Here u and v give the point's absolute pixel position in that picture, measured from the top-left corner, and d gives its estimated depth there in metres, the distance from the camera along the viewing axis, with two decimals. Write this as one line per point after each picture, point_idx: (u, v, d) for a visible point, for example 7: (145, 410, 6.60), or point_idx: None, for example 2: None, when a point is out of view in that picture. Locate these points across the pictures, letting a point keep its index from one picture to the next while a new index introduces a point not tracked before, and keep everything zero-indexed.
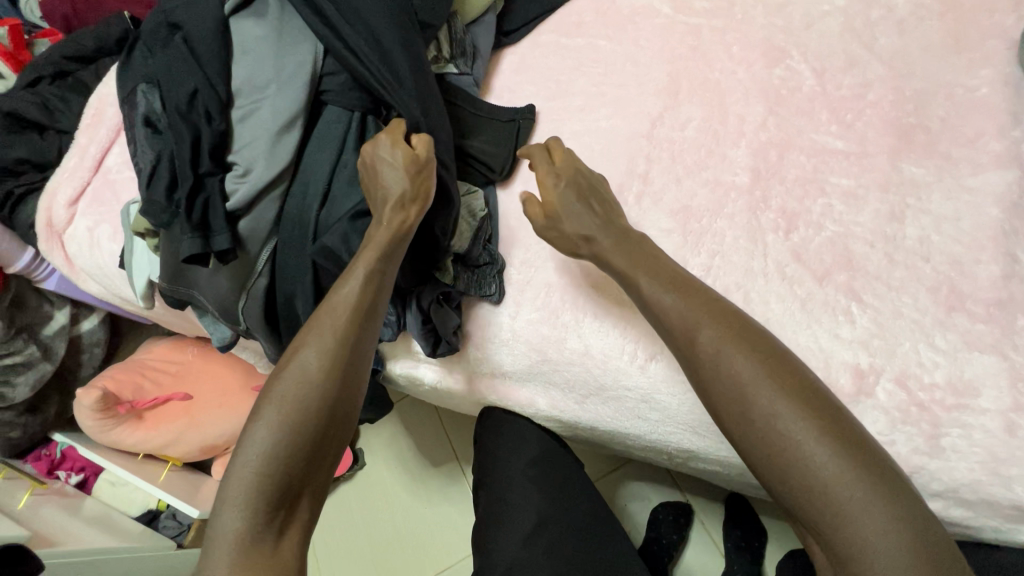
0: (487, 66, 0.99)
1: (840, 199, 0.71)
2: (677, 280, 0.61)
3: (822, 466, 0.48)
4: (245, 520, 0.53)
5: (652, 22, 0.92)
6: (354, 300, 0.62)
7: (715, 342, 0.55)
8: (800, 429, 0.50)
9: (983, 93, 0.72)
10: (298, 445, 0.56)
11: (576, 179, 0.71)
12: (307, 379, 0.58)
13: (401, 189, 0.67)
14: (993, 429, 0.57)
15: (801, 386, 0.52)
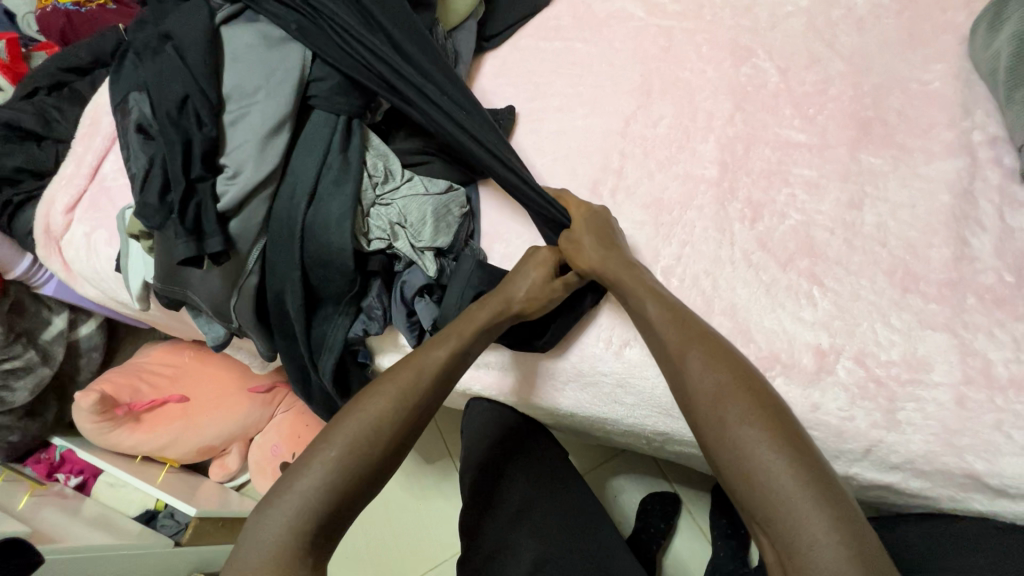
0: (469, 71, 1.02)
1: (803, 189, 0.74)
2: (670, 306, 0.65)
3: (777, 473, 0.50)
4: (287, 540, 0.54)
5: (627, 25, 0.96)
6: (438, 367, 0.65)
7: (697, 360, 0.58)
8: (758, 438, 0.52)
9: (936, 86, 0.75)
10: (354, 475, 0.58)
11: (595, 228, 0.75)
12: (383, 424, 0.60)
13: (526, 292, 0.72)
14: (944, 402, 0.60)
15: (767, 398, 0.55)
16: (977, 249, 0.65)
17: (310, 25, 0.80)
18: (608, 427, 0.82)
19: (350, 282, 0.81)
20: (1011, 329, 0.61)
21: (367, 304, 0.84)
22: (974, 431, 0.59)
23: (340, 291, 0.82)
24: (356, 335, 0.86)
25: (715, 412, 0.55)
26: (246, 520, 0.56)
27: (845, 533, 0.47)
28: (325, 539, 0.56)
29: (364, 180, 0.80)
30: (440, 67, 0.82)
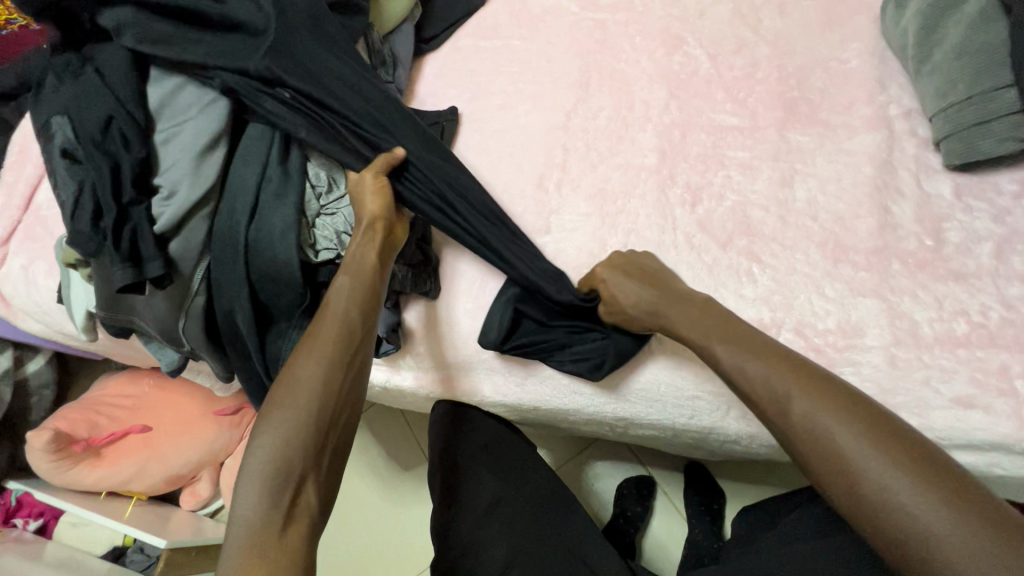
0: (410, 74, 1.02)
1: (737, 170, 0.77)
2: (754, 346, 0.58)
3: (940, 526, 0.43)
4: (254, 505, 0.54)
5: (563, 20, 0.98)
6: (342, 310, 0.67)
7: (809, 407, 0.51)
8: (919, 506, 0.44)
9: (854, 64, 0.79)
10: (302, 429, 0.58)
11: (643, 270, 0.71)
12: (303, 374, 0.61)
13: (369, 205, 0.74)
14: (878, 363, 0.63)
15: (891, 434, 0.49)
16: (899, 216, 0.68)
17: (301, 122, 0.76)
18: (572, 418, 0.83)
19: (299, 295, 0.80)
20: (934, 290, 0.64)
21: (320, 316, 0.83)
22: (907, 390, 0.62)
23: (291, 304, 0.81)
24: None
25: (836, 460, 0.48)
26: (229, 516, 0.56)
27: None
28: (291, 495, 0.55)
29: (306, 190, 0.79)
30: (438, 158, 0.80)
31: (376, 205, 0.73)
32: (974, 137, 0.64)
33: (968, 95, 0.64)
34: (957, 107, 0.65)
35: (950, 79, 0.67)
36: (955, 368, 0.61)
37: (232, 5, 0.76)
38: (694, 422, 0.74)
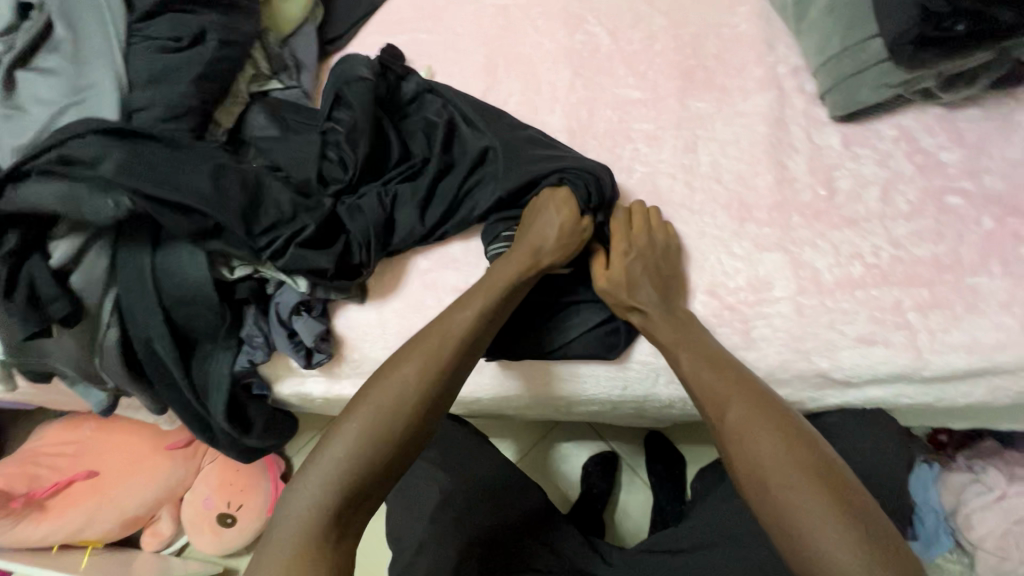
0: (317, 77, 1.00)
1: (644, 142, 0.78)
2: (713, 358, 0.62)
3: (833, 549, 0.48)
4: (314, 510, 0.54)
5: (466, 9, 0.97)
6: (461, 332, 0.64)
7: (739, 416, 0.57)
8: (810, 509, 0.50)
9: (743, 28, 0.81)
10: (388, 445, 0.58)
11: (653, 264, 0.68)
12: (410, 388, 0.60)
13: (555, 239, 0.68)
14: (786, 313, 0.66)
15: (818, 462, 0.53)
16: (794, 170, 0.71)
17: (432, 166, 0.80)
18: (515, 404, 0.83)
19: (218, 315, 0.77)
20: (830, 237, 0.67)
21: (245, 334, 0.80)
22: (815, 335, 0.65)
23: (212, 326, 0.78)
24: (243, 368, 0.82)
25: (761, 474, 0.53)
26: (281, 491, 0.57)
27: None
28: (352, 509, 0.55)
29: None
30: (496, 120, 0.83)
31: (556, 240, 0.69)
32: (852, 87, 0.68)
33: (842, 49, 0.67)
34: (834, 60, 0.68)
35: (825, 34, 0.69)
36: (855, 309, 0.64)
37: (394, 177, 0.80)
38: (629, 391, 0.75)
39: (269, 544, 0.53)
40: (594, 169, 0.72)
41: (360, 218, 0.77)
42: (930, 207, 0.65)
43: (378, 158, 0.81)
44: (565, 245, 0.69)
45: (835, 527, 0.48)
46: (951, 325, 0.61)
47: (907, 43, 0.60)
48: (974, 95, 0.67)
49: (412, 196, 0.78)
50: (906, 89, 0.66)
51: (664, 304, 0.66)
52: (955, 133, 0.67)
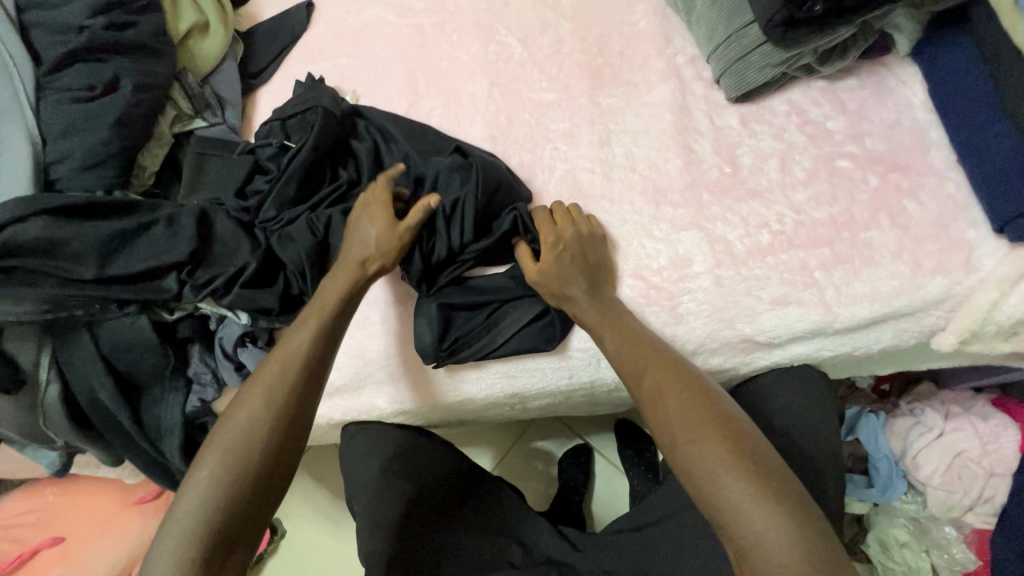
0: (243, 110, 1.01)
1: (562, 141, 0.82)
2: (631, 333, 0.66)
3: (732, 493, 0.53)
4: (184, 550, 0.54)
5: (384, 32, 1.01)
6: (305, 354, 0.65)
7: (655, 382, 0.62)
8: (710, 456, 0.55)
9: (642, 25, 0.86)
10: (248, 475, 0.58)
11: (582, 255, 0.70)
12: (259, 418, 0.60)
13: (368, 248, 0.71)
14: (707, 286, 0.70)
15: (722, 420, 0.58)
16: (701, 152, 0.75)
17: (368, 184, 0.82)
18: (471, 407, 0.85)
19: (161, 357, 0.77)
20: (739, 211, 0.71)
21: (193, 373, 0.80)
22: (736, 303, 0.69)
23: (156, 368, 0.78)
24: (195, 408, 0.81)
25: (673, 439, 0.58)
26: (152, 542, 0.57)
27: (794, 536, 0.50)
28: (229, 543, 0.56)
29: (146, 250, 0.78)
30: (421, 133, 0.86)
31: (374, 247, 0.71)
32: (740, 70, 0.72)
33: (726, 37, 0.72)
34: (722, 47, 0.73)
35: (711, 24, 0.74)
36: (767, 275, 0.68)
37: (331, 202, 0.81)
38: (576, 379, 0.78)
39: None
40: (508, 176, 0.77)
41: (295, 239, 0.77)
42: (823, 172, 0.70)
43: (311, 182, 0.81)
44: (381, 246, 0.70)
45: (735, 480, 0.53)
46: (852, 278, 0.65)
47: (777, 27, 0.65)
48: (849, 67, 0.73)
49: (344, 219, 0.78)
50: (787, 67, 0.71)
51: (594, 298, 0.68)
52: (838, 102, 0.72)
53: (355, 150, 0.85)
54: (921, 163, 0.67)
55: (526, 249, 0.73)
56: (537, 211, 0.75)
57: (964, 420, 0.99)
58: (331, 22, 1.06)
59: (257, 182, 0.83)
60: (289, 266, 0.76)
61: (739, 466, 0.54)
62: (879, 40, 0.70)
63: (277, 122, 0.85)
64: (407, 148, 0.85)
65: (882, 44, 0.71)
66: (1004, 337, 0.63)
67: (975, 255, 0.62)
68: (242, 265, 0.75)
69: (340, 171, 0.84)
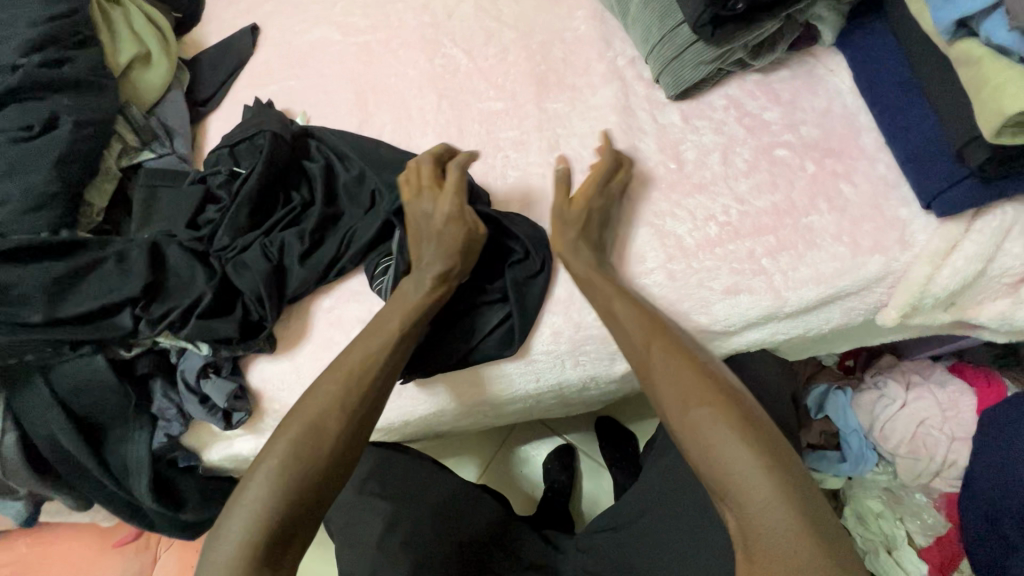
0: (194, 139, 1.00)
1: (513, 148, 0.83)
2: (637, 304, 0.66)
3: (736, 462, 0.53)
4: (239, 551, 0.54)
5: (331, 52, 1.01)
6: (370, 355, 0.67)
7: (666, 350, 0.62)
8: (715, 425, 0.55)
9: (583, 30, 0.88)
10: (313, 473, 0.59)
11: (601, 217, 0.72)
12: (327, 420, 0.62)
13: (443, 261, 0.71)
14: (661, 281, 0.71)
15: (729, 392, 0.58)
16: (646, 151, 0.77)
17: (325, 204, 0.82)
18: (443, 419, 0.85)
19: (122, 394, 0.76)
20: (686, 205, 0.73)
21: (156, 409, 0.78)
22: (690, 295, 0.71)
23: (118, 407, 0.76)
24: (161, 445, 0.80)
25: (680, 403, 0.58)
26: (205, 541, 0.57)
27: (796, 509, 0.50)
28: (284, 544, 0.56)
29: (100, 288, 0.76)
30: (375, 149, 0.86)
31: (443, 257, 0.71)
32: (676, 69, 0.74)
33: (660, 37, 0.75)
34: (657, 47, 0.75)
35: (646, 25, 0.76)
36: (717, 265, 0.70)
37: (285, 224, 0.80)
38: (543, 382, 0.78)
39: None
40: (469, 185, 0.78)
41: (251, 265, 0.77)
42: (764, 162, 0.72)
43: (262, 207, 0.81)
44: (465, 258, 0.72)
45: (744, 447, 0.53)
46: (797, 263, 0.67)
47: (706, 25, 0.67)
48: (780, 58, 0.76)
49: (298, 241, 0.78)
50: (721, 63, 0.74)
51: (597, 262, 0.70)
52: (772, 93, 0.75)
53: (309, 169, 0.85)
54: (854, 147, 0.69)
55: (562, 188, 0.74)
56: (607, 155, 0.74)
57: (924, 389, 1.03)
58: (278, 45, 1.06)
59: (209, 209, 0.82)
60: (248, 292, 0.76)
61: (745, 437, 0.54)
62: (805, 32, 0.74)
63: (225, 149, 0.84)
64: (363, 164, 0.85)
65: (808, 35, 0.74)
66: (943, 308, 0.66)
67: (909, 231, 0.64)
68: (198, 297, 0.74)
69: (294, 192, 0.84)
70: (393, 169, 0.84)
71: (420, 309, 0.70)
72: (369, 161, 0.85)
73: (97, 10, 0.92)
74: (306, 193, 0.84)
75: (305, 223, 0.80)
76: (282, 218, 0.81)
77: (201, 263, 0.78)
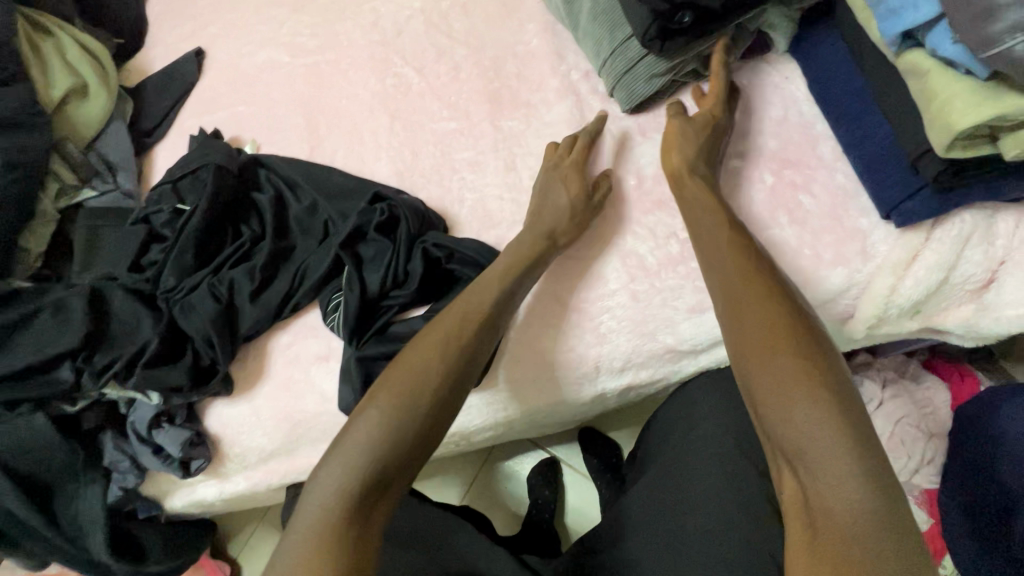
0: (140, 172, 0.96)
1: (469, 170, 0.80)
2: (730, 243, 0.61)
3: (814, 423, 0.49)
4: (334, 499, 0.54)
5: (279, 74, 0.97)
6: (481, 307, 0.65)
7: (761, 292, 0.57)
8: (798, 381, 0.51)
9: (535, 43, 0.86)
10: (403, 443, 0.57)
11: (713, 140, 0.68)
12: (431, 376, 0.60)
13: (557, 220, 0.69)
14: (624, 302, 0.69)
15: (819, 354, 0.53)
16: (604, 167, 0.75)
17: (276, 235, 0.79)
18: None
19: (69, 451, 0.71)
20: (646, 223, 0.71)
21: (109, 463, 0.75)
22: (655, 315, 0.69)
23: (67, 465, 0.72)
24: (117, 497, 0.77)
25: (766, 350, 0.53)
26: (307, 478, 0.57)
27: (871, 490, 0.46)
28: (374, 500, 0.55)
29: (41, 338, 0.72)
30: (330, 175, 0.83)
31: (557, 214, 0.69)
32: (629, 83, 0.72)
33: (613, 49, 0.72)
34: (608, 62, 0.73)
35: (596, 39, 0.74)
36: (681, 283, 0.69)
37: (234, 261, 0.77)
38: (512, 411, 0.76)
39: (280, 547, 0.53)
40: (422, 209, 0.74)
41: (199, 307, 0.73)
42: (724, 174, 0.70)
43: (210, 243, 0.78)
44: (569, 218, 0.69)
45: (827, 414, 0.49)
46: None
47: (653, 39, 0.65)
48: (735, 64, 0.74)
49: (248, 279, 0.75)
50: (675, 74, 0.72)
51: (712, 192, 0.65)
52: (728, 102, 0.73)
53: (259, 199, 0.82)
54: (811, 156, 0.68)
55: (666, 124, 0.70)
56: (719, 85, 0.69)
57: (900, 386, 1.02)
58: (224, 68, 1.02)
59: (154, 249, 0.78)
60: (196, 336, 0.72)
61: (827, 402, 0.50)
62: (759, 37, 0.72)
63: (168, 185, 0.81)
64: (316, 191, 0.82)
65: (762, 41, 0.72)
66: (909, 316, 0.64)
67: (870, 242, 0.63)
68: (142, 345, 0.71)
69: (245, 225, 0.80)
70: (347, 195, 0.81)
71: (529, 265, 0.67)
72: (322, 188, 0.82)
73: (24, 39, 0.87)
74: (257, 225, 0.80)
75: (255, 259, 0.77)
76: (232, 254, 0.77)
77: (144, 308, 0.74)
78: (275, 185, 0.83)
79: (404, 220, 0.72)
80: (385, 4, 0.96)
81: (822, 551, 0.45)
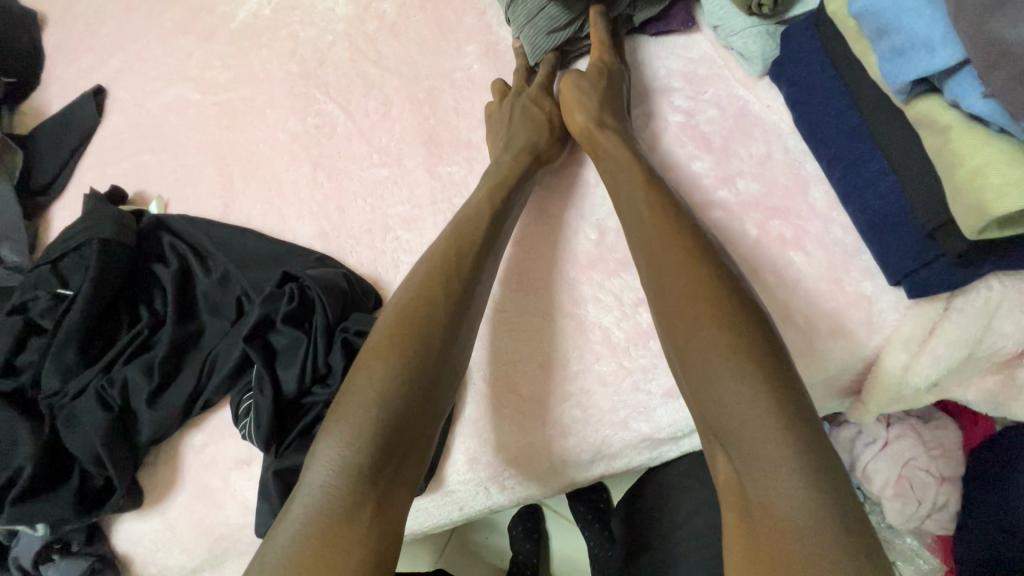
0: (34, 236, 0.83)
1: (403, 227, 0.68)
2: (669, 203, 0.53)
3: (738, 403, 0.42)
4: (349, 469, 0.46)
5: (188, 115, 0.84)
6: (478, 240, 0.57)
7: (682, 255, 0.49)
8: (717, 357, 0.44)
9: (476, 69, 0.75)
10: (412, 396, 0.49)
11: (612, 86, 0.64)
12: (438, 312, 0.52)
13: (529, 137, 0.65)
14: (590, 386, 0.59)
15: (743, 319, 0.45)
16: (562, 220, 0.65)
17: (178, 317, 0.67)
18: None
19: None
20: (610, 287, 0.61)
21: None
22: (626, 402, 0.58)
23: None
24: None
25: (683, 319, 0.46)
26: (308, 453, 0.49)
27: (807, 477, 0.38)
28: (396, 464, 0.47)
29: None
30: (246, 237, 0.71)
31: (523, 134, 0.65)
32: (531, 35, 0.68)
33: None
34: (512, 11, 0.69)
35: None
36: (654, 364, 0.58)
37: (127, 355, 0.65)
38: (470, 508, 0.64)
39: (281, 532, 0.45)
40: (349, 287, 0.63)
41: (87, 417, 0.61)
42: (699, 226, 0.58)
43: (99, 328, 0.66)
44: (549, 135, 0.67)
45: (754, 393, 0.41)
46: None
47: None
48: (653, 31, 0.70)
49: (144, 378, 0.63)
50: (578, 24, 0.68)
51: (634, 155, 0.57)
52: (701, 138, 0.62)
53: (158, 270, 0.69)
54: (801, 204, 0.57)
55: (563, 85, 0.68)
56: (599, 35, 0.67)
57: (906, 427, 0.88)
58: (127, 109, 0.89)
59: (33, 342, 0.66)
60: (82, 453, 0.60)
61: (750, 378, 0.42)
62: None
63: (47, 266, 0.68)
64: (230, 256, 0.70)
65: (684, 11, 0.68)
66: (925, 392, 0.54)
67: (876, 312, 0.52)
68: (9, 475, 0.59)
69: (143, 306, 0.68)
70: (266, 261, 0.69)
71: (517, 177, 0.62)
72: (235, 256, 0.70)
73: None
74: (157, 303, 0.69)
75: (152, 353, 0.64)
76: (125, 343, 0.65)
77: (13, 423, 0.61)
78: (180, 246, 0.71)
79: (322, 307, 0.60)
80: (305, 27, 0.83)
81: (757, 551, 0.38)
